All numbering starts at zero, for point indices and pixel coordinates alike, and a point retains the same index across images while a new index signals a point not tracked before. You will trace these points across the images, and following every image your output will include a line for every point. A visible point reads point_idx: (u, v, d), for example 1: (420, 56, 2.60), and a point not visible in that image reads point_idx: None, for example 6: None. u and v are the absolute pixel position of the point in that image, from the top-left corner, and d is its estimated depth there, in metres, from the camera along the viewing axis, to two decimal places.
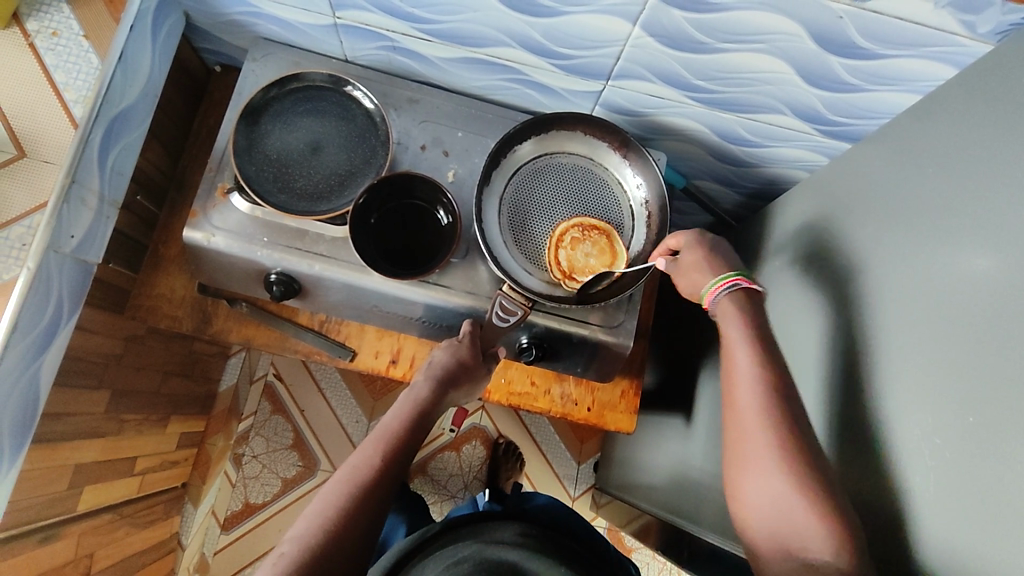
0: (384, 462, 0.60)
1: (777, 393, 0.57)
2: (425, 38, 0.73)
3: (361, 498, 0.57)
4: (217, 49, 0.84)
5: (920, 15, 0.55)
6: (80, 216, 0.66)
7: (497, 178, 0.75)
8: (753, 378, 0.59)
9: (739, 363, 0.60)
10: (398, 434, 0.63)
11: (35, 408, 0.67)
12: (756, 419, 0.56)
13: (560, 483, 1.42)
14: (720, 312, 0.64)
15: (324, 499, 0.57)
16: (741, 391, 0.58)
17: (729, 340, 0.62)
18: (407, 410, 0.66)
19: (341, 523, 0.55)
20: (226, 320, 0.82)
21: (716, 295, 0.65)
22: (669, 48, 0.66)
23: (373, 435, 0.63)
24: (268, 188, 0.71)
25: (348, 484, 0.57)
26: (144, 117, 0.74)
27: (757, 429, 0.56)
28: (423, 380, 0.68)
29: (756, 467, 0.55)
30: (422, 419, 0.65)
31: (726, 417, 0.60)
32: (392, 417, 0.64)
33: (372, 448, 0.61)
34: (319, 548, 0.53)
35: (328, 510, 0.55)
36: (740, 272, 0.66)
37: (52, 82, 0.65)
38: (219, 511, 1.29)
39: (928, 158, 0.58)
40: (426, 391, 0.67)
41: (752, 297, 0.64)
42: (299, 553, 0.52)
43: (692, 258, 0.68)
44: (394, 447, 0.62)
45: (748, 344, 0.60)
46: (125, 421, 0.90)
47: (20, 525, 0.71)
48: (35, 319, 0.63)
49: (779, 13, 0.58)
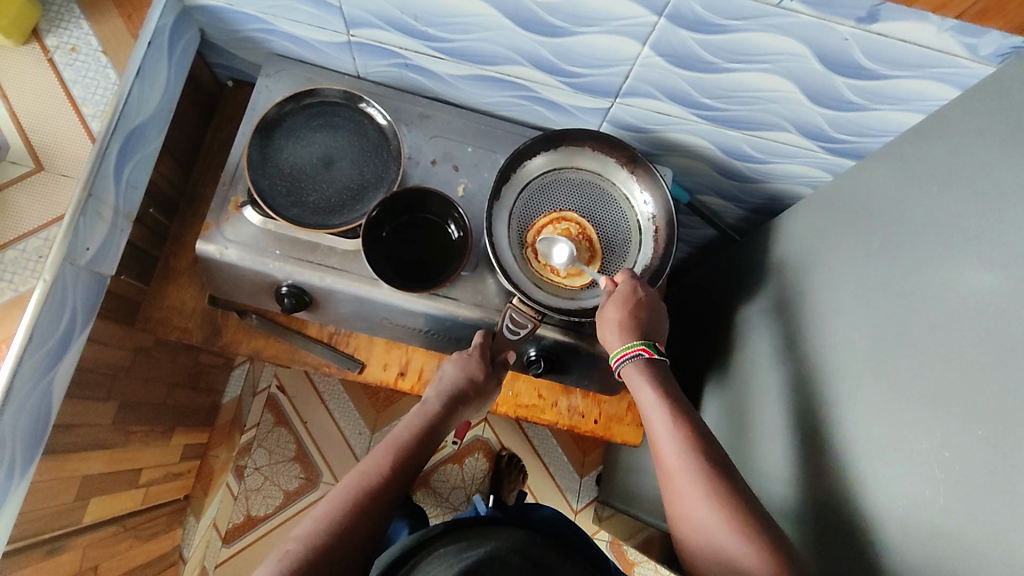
0: (394, 470, 0.60)
1: (696, 446, 0.60)
2: (437, 55, 0.74)
3: (369, 503, 0.57)
4: (230, 64, 0.85)
5: (922, 37, 0.56)
6: (96, 228, 0.67)
7: (507, 192, 0.76)
8: (670, 436, 0.61)
9: (658, 427, 0.62)
10: (408, 444, 0.63)
11: (47, 419, 0.67)
12: (686, 479, 0.58)
13: (562, 495, 1.42)
14: (626, 375, 0.68)
15: (330, 501, 0.57)
16: (665, 449, 0.61)
17: (646, 406, 0.65)
18: (420, 421, 0.66)
19: (348, 526, 0.55)
20: (236, 333, 0.82)
21: (619, 362, 0.68)
22: (677, 67, 0.67)
23: (384, 444, 0.63)
24: (281, 201, 0.72)
25: (355, 489, 0.58)
26: (159, 131, 0.75)
27: (690, 488, 0.57)
28: (436, 394, 0.69)
29: (703, 520, 0.56)
30: (432, 431, 0.66)
31: (662, 482, 0.61)
32: (403, 427, 0.65)
33: (382, 456, 0.61)
34: (325, 548, 0.53)
35: (335, 512, 0.55)
36: (646, 340, 0.69)
37: (70, 97, 0.67)
38: (220, 523, 1.28)
39: (931, 175, 0.59)
40: (438, 406, 0.67)
41: (657, 362, 0.68)
42: (303, 552, 0.52)
43: (613, 315, 0.69)
44: (405, 456, 0.62)
45: (660, 407, 0.63)
46: (132, 432, 0.90)
47: (28, 536, 0.71)
48: (49, 331, 0.63)
49: (786, 35, 0.60)
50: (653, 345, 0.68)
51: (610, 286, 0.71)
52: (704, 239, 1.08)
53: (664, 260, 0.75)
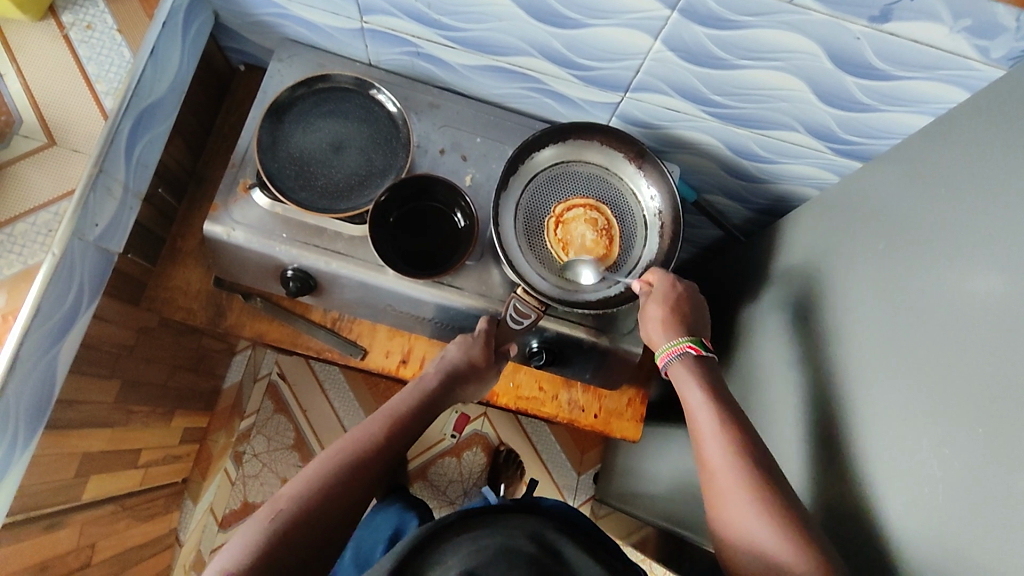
0: (388, 440, 0.61)
1: (741, 445, 0.60)
2: (450, 45, 0.74)
3: (362, 466, 0.58)
4: (243, 48, 0.86)
5: (935, 38, 0.57)
6: (105, 205, 0.67)
7: (514, 183, 0.76)
8: (710, 425, 0.62)
9: (703, 425, 0.63)
10: (403, 417, 0.64)
11: (51, 393, 0.67)
12: (728, 475, 0.58)
13: (560, 493, 1.42)
14: (673, 374, 0.69)
15: (325, 460, 0.57)
16: (707, 440, 0.62)
17: (690, 404, 0.65)
18: (416, 396, 0.68)
19: (339, 487, 0.55)
20: (240, 315, 0.83)
21: (667, 359, 0.70)
22: (688, 63, 0.67)
23: (379, 414, 0.64)
24: (289, 184, 0.72)
25: (350, 451, 0.58)
26: (171, 112, 0.75)
27: (732, 484, 0.57)
28: (434, 371, 0.70)
29: (741, 516, 0.56)
30: (427, 406, 0.67)
31: (703, 479, 0.61)
32: (400, 400, 0.66)
33: (377, 424, 0.62)
34: (316, 504, 0.53)
35: (327, 472, 0.56)
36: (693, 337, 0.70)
37: (83, 73, 0.67)
38: (217, 509, 1.28)
39: (938, 177, 0.59)
40: (434, 383, 0.69)
41: (704, 359, 0.69)
42: (295, 506, 0.53)
43: (657, 310, 0.71)
44: (399, 428, 0.63)
45: (706, 404, 0.64)
46: (133, 412, 0.90)
47: (27, 510, 0.71)
48: (57, 304, 0.64)
49: (798, 33, 0.60)
50: (699, 341, 0.69)
51: (645, 286, 0.73)
52: (708, 239, 1.09)
53: (668, 256, 0.75)
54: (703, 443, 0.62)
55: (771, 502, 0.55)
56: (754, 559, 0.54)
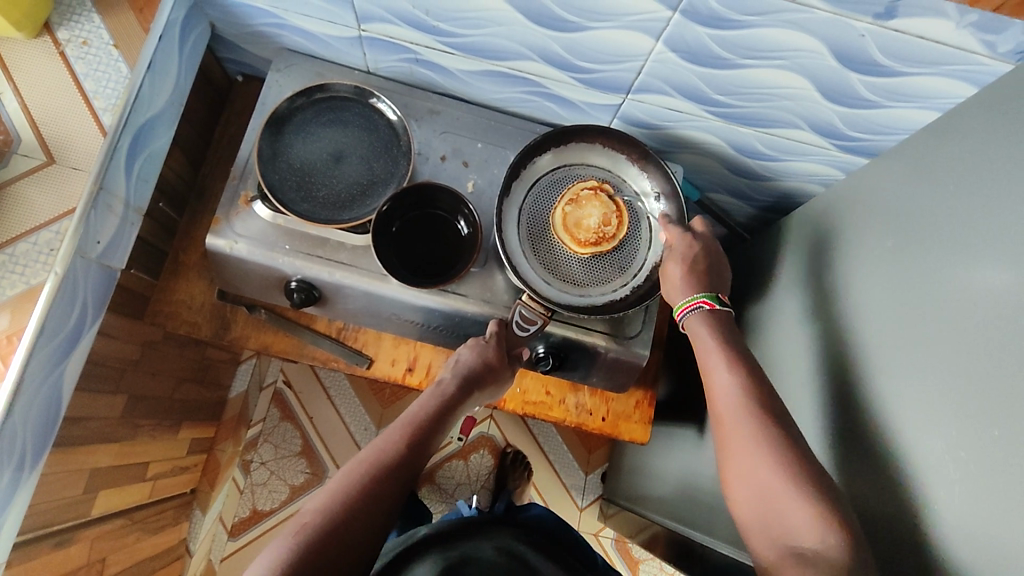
0: (409, 448, 0.59)
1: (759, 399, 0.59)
2: (448, 51, 0.74)
3: (384, 479, 0.56)
4: (240, 59, 0.85)
5: (941, 34, 0.56)
6: (106, 222, 0.67)
7: (517, 189, 0.76)
8: (712, 347, 0.64)
9: (705, 351, 0.65)
10: (422, 424, 0.62)
11: (58, 411, 0.67)
12: (739, 426, 0.58)
13: (567, 493, 1.42)
14: (689, 328, 0.68)
15: (344, 476, 0.56)
16: (709, 361, 0.64)
17: (705, 360, 0.64)
18: (433, 402, 0.65)
19: (364, 501, 0.54)
20: (245, 327, 0.82)
21: (683, 315, 0.69)
22: (690, 63, 0.67)
23: (397, 423, 0.62)
24: (291, 196, 0.72)
25: (372, 464, 0.56)
26: (169, 125, 0.75)
27: (742, 434, 0.57)
28: (450, 375, 0.68)
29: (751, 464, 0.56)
30: (445, 413, 0.65)
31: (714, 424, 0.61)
32: (418, 407, 0.64)
33: (397, 433, 0.60)
34: (340, 522, 0.52)
35: (350, 487, 0.54)
36: (708, 292, 0.68)
37: (81, 90, 0.67)
38: (226, 518, 1.28)
39: (946, 174, 0.58)
40: (452, 388, 0.66)
41: (719, 313, 0.67)
42: (321, 523, 0.51)
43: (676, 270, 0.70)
44: (418, 436, 0.61)
45: (710, 333, 0.65)
46: (140, 426, 0.90)
47: (38, 528, 0.71)
48: (61, 324, 0.63)
49: (802, 31, 0.59)
50: (715, 297, 0.67)
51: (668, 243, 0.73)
52: None
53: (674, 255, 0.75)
54: (717, 395, 0.62)
55: (776, 449, 0.56)
56: (757, 478, 0.55)
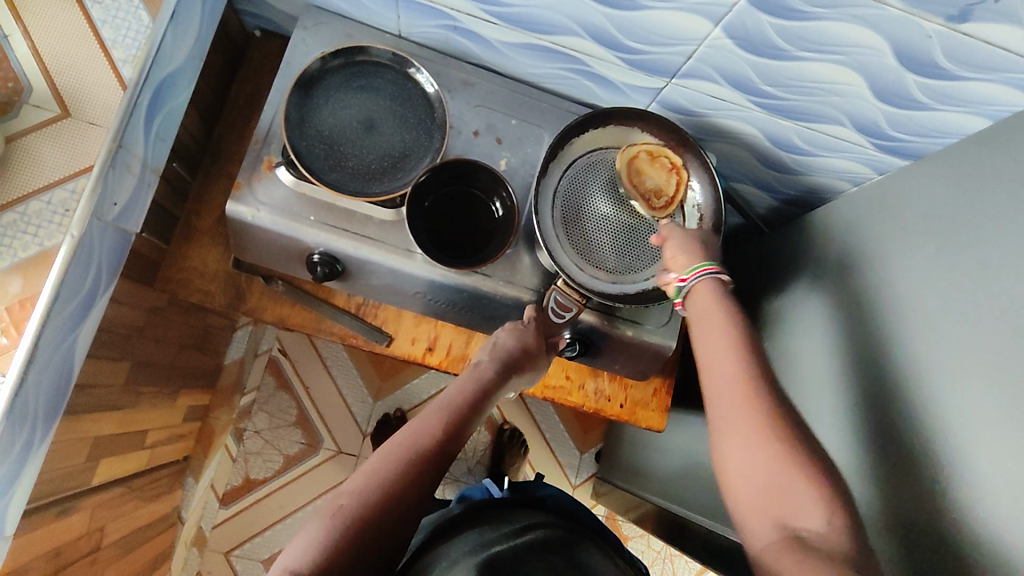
0: (450, 427, 0.58)
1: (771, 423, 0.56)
2: (491, 20, 0.70)
3: (427, 459, 0.55)
4: (260, 13, 0.80)
5: (1009, 41, 0.55)
6: (123, 183, 0.62)
7: (553, 170, 0.73)
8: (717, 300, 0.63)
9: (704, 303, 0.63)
10: (462, 405, 0.61)
11: (69, 379, 0.64)
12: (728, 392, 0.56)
13: (562, 471, 1.43)
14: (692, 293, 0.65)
15: (386, 454, 0.54)
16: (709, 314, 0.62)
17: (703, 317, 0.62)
18: (472, 383, 0.65)
19: (406, 481, 0.53)
20: (260, 298, 0.79)
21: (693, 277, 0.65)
22: (745, 51, 0.65)
23: (437, 403, 0.61)
24: (319, 164, 0.68)
25: (414, 442, 0.56)
26: (189, 81, 0.70)
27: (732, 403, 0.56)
28: (489, 358, 0.67)
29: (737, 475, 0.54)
30: (484, 395, 0.64)
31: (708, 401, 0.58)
32: (457, 388, 0.63)
33: (437, 412, 0.59)
34: (381, 503, 0.51)
35: (391, 465, 0.53)
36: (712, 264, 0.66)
37: (98, 37, 0.62)
38: (218, 485, 1.26)
39: (995, 183, 0.58)
40: (490, 371, 0.66)
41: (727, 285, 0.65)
42: (362, 503, 0.50)
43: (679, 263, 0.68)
44: (459, 416, 0.60)
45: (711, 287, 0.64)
46: (141, 394, 0.87)
47: (42, 497, 0.68)
48: (75, 290, 0.59)
49: (867, 27, 0.58)
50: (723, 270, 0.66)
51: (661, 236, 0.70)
52: (730, 227, 1.07)
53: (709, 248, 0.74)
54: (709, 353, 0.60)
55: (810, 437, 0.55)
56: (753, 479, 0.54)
